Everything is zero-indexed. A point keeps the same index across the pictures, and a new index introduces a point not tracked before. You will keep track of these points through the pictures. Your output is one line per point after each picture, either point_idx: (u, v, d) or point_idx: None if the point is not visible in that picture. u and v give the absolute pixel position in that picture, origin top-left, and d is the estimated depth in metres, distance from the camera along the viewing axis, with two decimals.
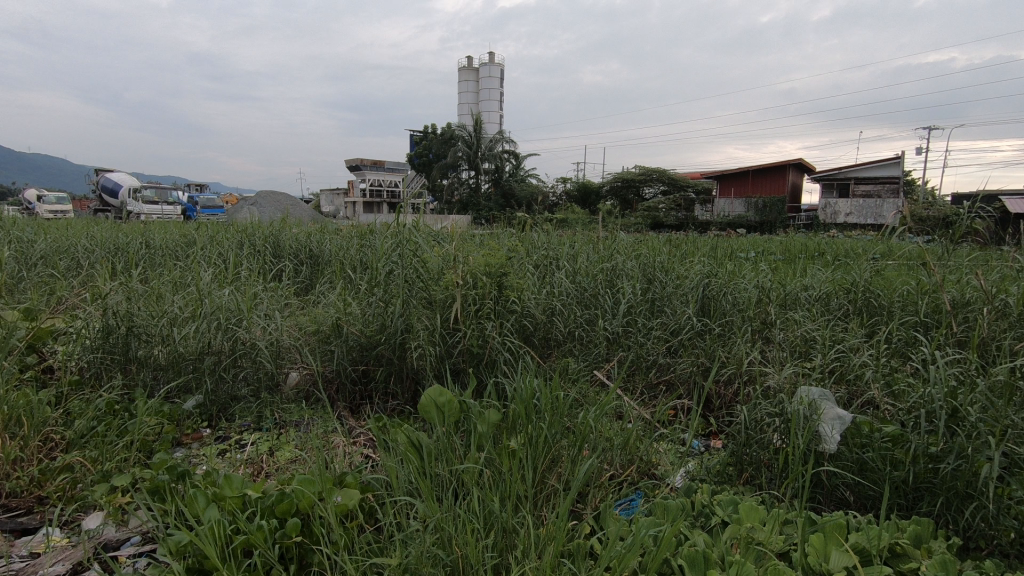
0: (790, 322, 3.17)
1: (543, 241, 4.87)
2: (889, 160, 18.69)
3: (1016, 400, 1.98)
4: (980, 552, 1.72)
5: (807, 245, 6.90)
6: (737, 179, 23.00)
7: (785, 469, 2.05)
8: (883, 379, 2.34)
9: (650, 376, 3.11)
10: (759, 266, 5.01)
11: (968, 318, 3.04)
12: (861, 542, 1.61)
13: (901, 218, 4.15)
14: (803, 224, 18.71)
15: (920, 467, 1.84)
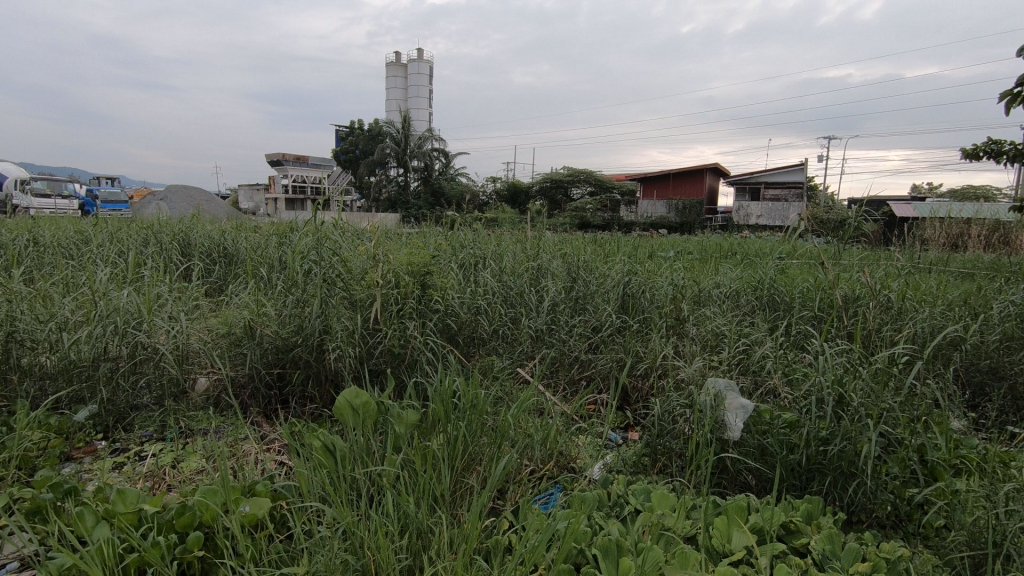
0: (701, 318, 3.34)
1: (470, 240, 4.87)
2: (794, 166, 20.14)
3: (892, 384, 2.19)
4: (861, 525, 1.89)
5: (722, 245, 7.32)
6: (659, 182, 24.05)
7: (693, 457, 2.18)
8: (782, 369, 2.51)
9: (572, 372, 3.18)
10: (675, 265, 5.25)
11: (856, 312, 3.33)
12: (760, 522, 1.73)
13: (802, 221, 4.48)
14: (719, 225, 19.77)
15: (812, 450, 2.00)
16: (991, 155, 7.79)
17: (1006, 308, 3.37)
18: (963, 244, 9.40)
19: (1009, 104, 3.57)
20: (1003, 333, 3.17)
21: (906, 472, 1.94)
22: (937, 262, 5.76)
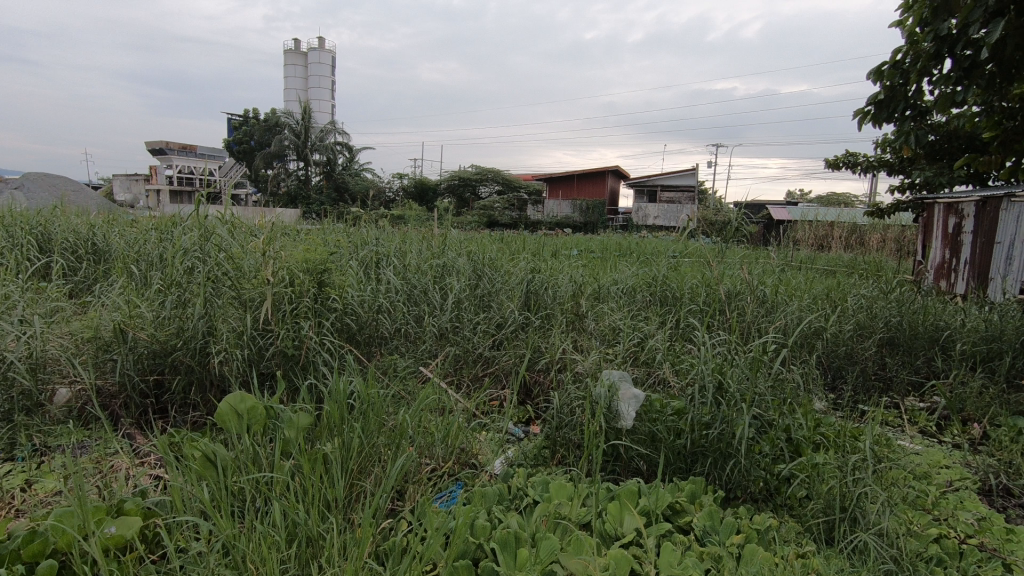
0: (599, 313, 3.47)
1: (372, 236, 4.74)
2: (687, 171, 21.54)
3: (763, 371, 2.40)
4: (737, 500, 2.05)
5: (621, 244, 7.67)
6: (564, 183, 24.78)
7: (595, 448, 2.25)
8: (671, 360, 2.67)
9: (475, 369, 3.18)
10: (577, 263, 5.43)
11: (737, 306, 3.62)
12: (648, 504, 1.83)
13: (690, 221, 4.80)
14: (620, 225, 20.68)
15: (695, 434, 2.14)
16: (849, 166, 8.79)
17: (859, 301, 3.81)
18: (827, 245, 10.52)
19: (860, 121, 4.05)
20: (856, 323, 3.58)
21: (775, 450, 2.14)
22: (805, 261, 6.40)
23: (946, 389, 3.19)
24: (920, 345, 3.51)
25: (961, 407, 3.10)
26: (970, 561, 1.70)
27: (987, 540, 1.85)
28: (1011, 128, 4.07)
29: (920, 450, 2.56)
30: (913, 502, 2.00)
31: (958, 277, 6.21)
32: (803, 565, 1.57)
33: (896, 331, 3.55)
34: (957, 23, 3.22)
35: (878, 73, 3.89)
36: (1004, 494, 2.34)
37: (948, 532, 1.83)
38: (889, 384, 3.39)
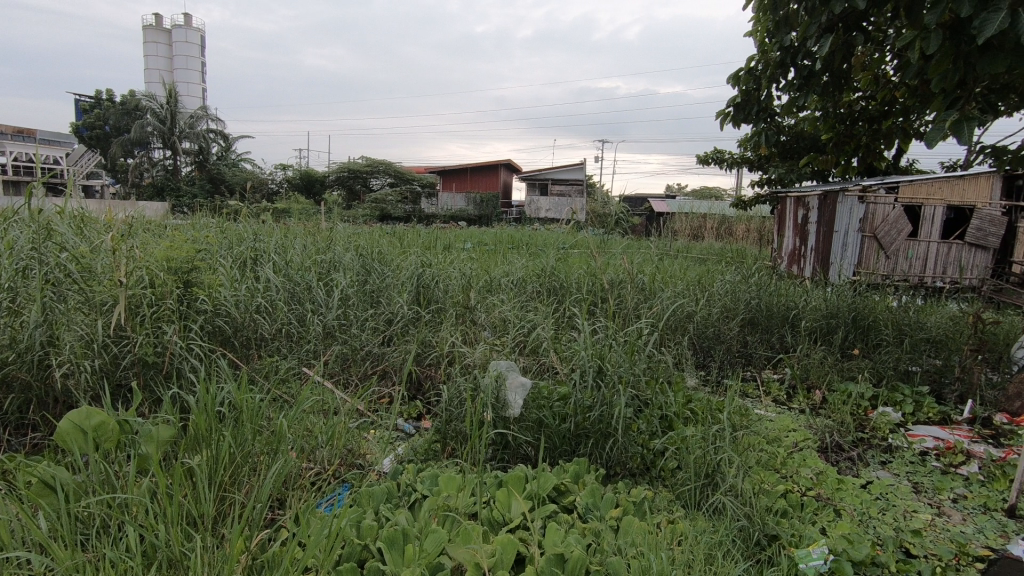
0: (488, 305, 3.51)
1: (250, 231, 4.44)
2: (575, 165, 22.36)
3: (639, 354, 2.57)
4: (617, 476, 2.19)
5: (514, 237, 7.81)
6: (458, 176, 24.72)
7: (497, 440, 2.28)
8: (557, 348, 2.78)
9: (364, 366, 3.08)
10: (469, 256, 5.46)
11: (618, 293, 3.84)
12: (534, 488, 1.89)
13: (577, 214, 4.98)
14: (513, 218, 21.02)
15: (579, 417, 2.24)
16: (716, 163, 9.59)
17: (724, 286, 4.19)
18: (700, 235, 11.44)
19: (722, 122, 4.43)
20: (722, 306, 3.93)
21: (650, 426, 2.30)
22: (680, 250, 6.91)
23: (795, 361, 3.60)
24: (774, 323, 3.93)
25: (806, 376, 3.52)
26: (809, 510, 1.95)
27: (823, 491, 2.13)
28: (842, 131, 4.61)
29: (773, 417, 2.88)
30: (765, 464, 2.25)
31: (806, 261, 7.02)
32: (672, 529, 1.71)
33: (755, 312, 3.95)
34: (796, 36, 3.63)
35: (735, 78, 4.28)
36: (837, 449, 2.71)
37: (792, 487, 2.08)
38: (750, 360, 3.77)
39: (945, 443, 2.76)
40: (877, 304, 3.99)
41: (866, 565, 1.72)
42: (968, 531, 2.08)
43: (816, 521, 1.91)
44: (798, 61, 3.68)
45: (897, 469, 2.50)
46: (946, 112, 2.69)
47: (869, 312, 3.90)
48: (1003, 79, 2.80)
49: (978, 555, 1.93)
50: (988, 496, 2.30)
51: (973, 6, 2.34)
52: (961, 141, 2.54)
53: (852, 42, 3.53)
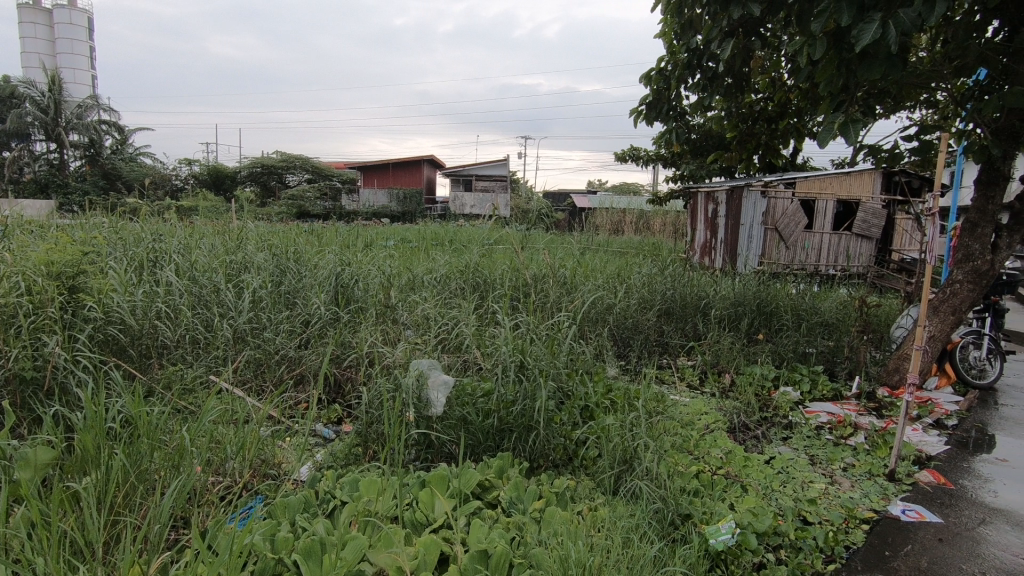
0: (410, 303, 3.44)
1: (149, 231, 4.11)
2: (498, 161, 22.43)
3: (559, 347, 2.62)
4: (540, 468, 2.22)
5: (438, 233, 7.72)
6: (380, 172, 24.13)
7: (418, 441, 2.24)
8: (479, 344, 2.78)
9: (279, 372, 2.93)
10: (392, 253, 5.34)
11: (540, 288, 3.89)
12: (458, 486, 1.88)
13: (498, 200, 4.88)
14: (438, 214, 20.81)
15: (502, 412, 2.25)
16: (633, 159, 9.94)
17: (641, 278, 4.35)
18: (620, 229, 11.83)
19: (636, 120, 4.59)
20: (640, 297, 4.08)
21: (571, 417, 2.36)
22: (601, 244, 7.11)
23: (707, 347, 3.81)
24: (688, 312, 4.13)
25: (717, 361, 3.73)
26: (718, 488, 2.07)
27: (731, 469, 2.26)
28: (745, 130, 4.91)
29: (687, 401, 3.03)
30: (679, 446, 2.36)
31: (716, 253, 7.43)
32: (592, 516, 1.76)
33: (670, 302, 4.13)
34: (701, 39, 3.82)
35: (647, 78, 4.44)
36: (744, 429, 2.89)
37: (703, 466, 2.20)
38: (666, 348, 3.94)
39: (836, 417, 3.02)
40: (777, 292, 4.29)
41: (769, 535, 1.85)
42: (856, 496, 2.29)
43: (725, 497, 2.03)
44: (702, 63, 3.88)
45: (796, 443, 2.71)
46: (832, 115, 2.93)
47: (771, 299, 4.18)
48: (878, 85, 3.09)
49: (864, 517, 2.13)
50: (872, 462, 2.54)
51: (851, 16, 2.56)
52: (845, 141, 2.78)
53: (751, 47, 3.76)
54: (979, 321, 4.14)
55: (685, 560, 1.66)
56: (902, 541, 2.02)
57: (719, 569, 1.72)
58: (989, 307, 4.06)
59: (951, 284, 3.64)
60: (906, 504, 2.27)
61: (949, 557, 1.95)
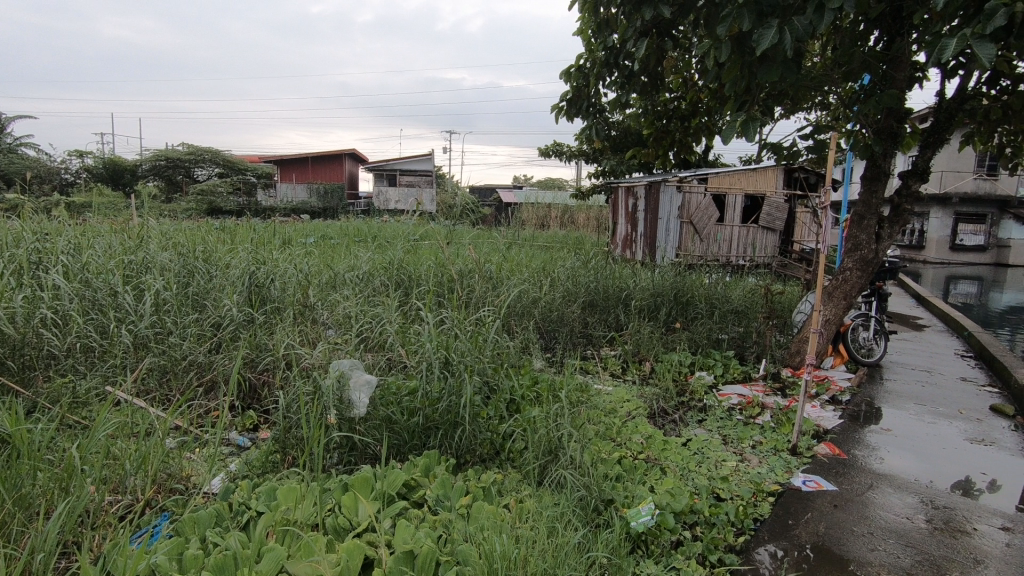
0: (330, 302, 3.32)
1: (33, 229, 3.72)
2: (423, 156, 22.11)
3: (483, 342, 2.62)
4: (467, 463, 2.21)
5: (361, 229, 7.52)
6: (298, 166, 23.14)
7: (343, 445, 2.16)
8: (402, 343, 2.73)
9: (187, 380, 2.72)
10: (312, 251, 5.14)
11: (467, 284, 3.88)
12: (382, 487, 1.83)
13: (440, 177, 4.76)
14: (362, 210, 20.25)
15: (427, 410, 2.23)
16: (557, 155, 10.11)
17: (565, 272, 4.43)
18: (546, 224, 12.02)
19: (557, 116, 4.66)
20: (564, 291, 4.15)
21: (497, 411, 2.37)
22: (527, 238, 7.19)
23: (628, 337, 3.94)
24: (610, 304, 4.25)
25: (638, 350, 3.87)
26: (639, 472, 2.15)
27: (651, 453, 2.36)
28: (660, 127, 5.10)
29: (610, 390, 3.12)
30: (602, 434, 2.43)
31: (637, 246, 7.71)
32: (518, 508, 1.77)
33: (593, 295, 4.24)
34: (617, 37, 3.93)
35: (567, 75, 4.52)
36: (663, 414, 3.02)
37: (625, 452, 2.28)
38: (591, 339, 4.04)
39: (745, 398, 3.22)
40: (692, 282, 4.51)
41: (686, 514, 1.94)
42: (763, 470, 2.45)
43: (645, 481, 2.11)
44: (619, 61, 3.99)
45: (710, 425, 2.86)
46: (737, 114, 3.10)
47: (687, 290, 4.39)
48: (776, 87, 3.31)
49: (770, 490, 2.29)
50: (777, 439, 2.73)
51: (752, 20, 2.71)
52: (748, 139, 2.95)
53: (664, 47, 3.91)
54: (867, 305, 4.55)
55: (608, 544, 1.71)
56: (802, 510, 2.19)
57: (640, 550, 1.79)
58: (875, 292, 4.47)
59: (843, 271, 3.97)
60: (806, 475, 2.46)
61: (843, 521, 2.13)
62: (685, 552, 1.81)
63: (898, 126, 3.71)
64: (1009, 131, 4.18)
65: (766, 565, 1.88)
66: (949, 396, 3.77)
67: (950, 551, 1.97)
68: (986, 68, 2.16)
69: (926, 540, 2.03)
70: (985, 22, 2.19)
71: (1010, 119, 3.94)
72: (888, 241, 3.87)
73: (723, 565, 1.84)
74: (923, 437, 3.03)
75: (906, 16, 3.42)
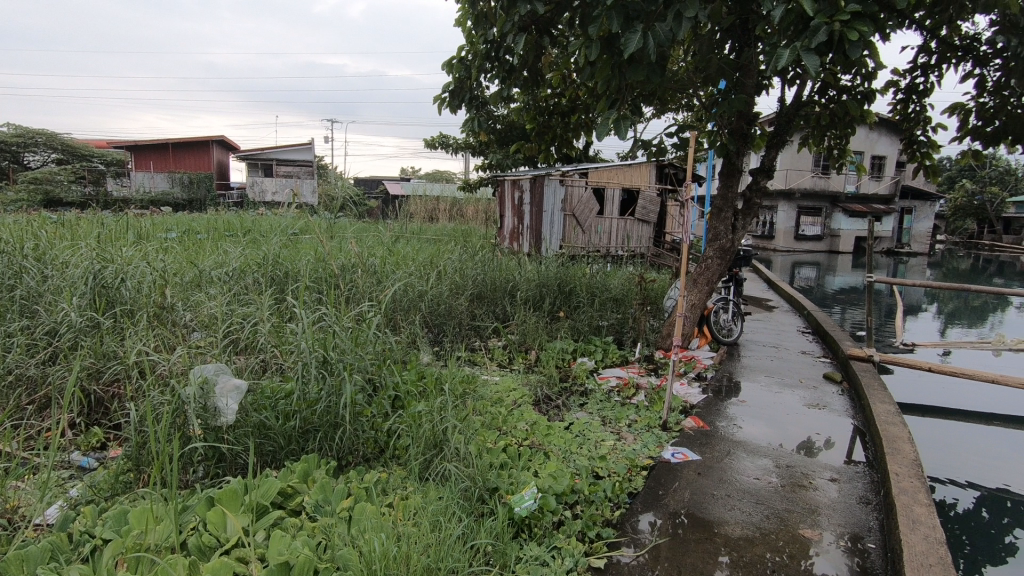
0: (193, 303, 3.02)
1: None
2: (302, 145, 20.90)
3: (364, 339, 2.53)
4: (350, 464, 2.13)
5: (232, 222, 6.95)
6: (156, 153, 20.84)
7: (209, 456, 1.98)
8: (276, 343, 2.56)
9: (13, 399, 2.35)
10: (172, 246, 4.65)
11: (348, 279, 3.72)
12: (254, 499, 1.70)
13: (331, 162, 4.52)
14: (234, 202, 18.71)
15: (305, 412, 2.11)
16: (443, 147, 10.03)
17: (452, 265, 4.40)
18: (434, 217, 11.88)
19: (440, 107, 4.61)
20: (451, 283, 4.12)
21: (381, 408, 2.31)
22: (414, 231, 7.07)
23: (514, 328, 4.01)
24: (497, 295, 4.30)
25: (524, 340, 3.96)
26: (523, 458, 2.20)
27: (535, 439, 2.42)
28: (542, 122, 5.24)
29: (497, 380, 3.16)
30: (487, 424, 2.46)
31: (523, 238, 7.87)
32: (403, 506, 1.74)
33: (481, 287, 4.26)
34: (496, 31, 3.96)
35: (448, 66, 4.48)
36: (547, 400, 3.12)
37: (510, 440, 2.32)
38: (478, 331, 4.06)
39: (622, 381, 3.43)
40: (575, 273, 4.69)
41: (567, 494, 2.03)
42: (637, 447, 2.62)
43: (529, 466, 2.17)
44: (499, 55, 4.03)
45: (591, 408, 3.01)
46: (609, 112, 3.27)
47: (570, 280, 4.56)
48: (644, 88, 3.53)
49: (643, 464, 2.46)
50: (650, 417, 2.94)
51: (620, 23, 2.86)
52: (620, 136, 3.12)
53: (542, 44, 4.01)
54: (726, 290, 5.02)
55: (492, 531, 1.74)
56: (671, 480, 2.38)
57: (524, 534, 1.85)
58: (732, 278, 4.94)
59: (705, 260, 4.33)
60: (675, 448, 2.67)
61: (706, 486, 2.34)
62: (567, 531, 1.89)
63: (748, 128, 4.12)
64: (835, 135, 4.80)
65: (640, 532, 2.02)
66: (792, 368, 4.28)
67: (791, 503, 2.24)
68: (813, 78, 2.46)
69: (773, 496, 2.29)
70: (811, 37, 2.51)
71: (837, 124, 4.52)
72: (742, 231, 4.29)
73: (600, 539, 1.95)
74: (772, 405, 3.41)
75: (752, 29, 3.80)
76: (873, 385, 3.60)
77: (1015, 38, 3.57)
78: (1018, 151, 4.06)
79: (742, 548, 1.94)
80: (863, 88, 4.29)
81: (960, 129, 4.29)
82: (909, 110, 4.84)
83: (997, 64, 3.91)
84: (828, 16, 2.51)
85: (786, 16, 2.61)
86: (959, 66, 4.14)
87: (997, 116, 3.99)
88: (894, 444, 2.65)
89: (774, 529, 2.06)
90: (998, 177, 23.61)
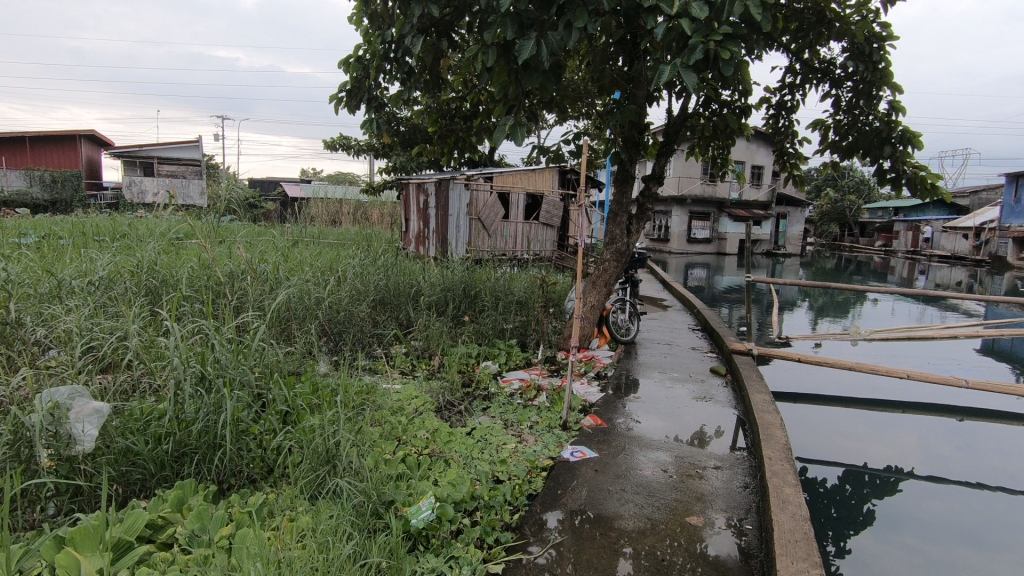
0: (46, 317, 2.66)
1: None
2: (189, 143, 19.38)
3: (247, 350, 2.35)
4: (232, 488, 1.98)
5: (103, 225, 6.26)
6: (9, 147, 18.34)
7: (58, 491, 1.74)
8: (148, 360, 2.32)
9: None
10: (24, 253, 4.09)
11: (236, 287, 3.46)
12: (116, 535, 1.51)
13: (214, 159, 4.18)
14: (108, 203, 16.92)
15: (179, 434, 1.93)
16: (344, 148, 9.69)
17: (353, 269, 4.23)
18: (338, 221, 11.42)
19: (337, 106, 4.43)
20: (353, 289, 3.96)
21: (270, 424, 2.17)
22: (313, 234, 6.75)
23: (418, 334, 3.94)
24: (399, 300, 4.20)
25: (427, 346, 3.90)
26: (422, 467, 2.15)
27: (436, 447, 2.38)
28: (445, 125, 5.20)
29: (399, 388, 3.08)
30: (385, 435, 2.38)
31: (428, 242, 7.76)
32: (289, 528, 1.65)
33: (383, 292, 4.14)
34: (395, 31, 3.86)
35: (346, 64, 4.31)
36: (449, 406, 3.09)
37: (408, 449, 2.27)
38: (380, 338, 3.94)
39: (525, 383, 3.47)
40: (479, 276, 4.69)
41: (466, 501, 2.01)
42: (538, 448, 2.66)
43: (429, 474, 2.13)
44: (397, 56, 3.94)
45: (493, 412, 3.02)
46: (508, 117, 3.29)
47: (474, 283, 4.55)
48: (542, 95, 3.60)
49: (543, 465, 2.50)
50: (550, 417, 3.00)
51: (516, 29, 2.89)
52: (519, 142, 3.16)
53: (441, 47, 3.96)
54: (622, 291, 5.25)
55: (385, 547, 1.69)
56: (570, 478, 2.44)
57: (420, 546, 1.81)
58: (628, 279, 5.17)
59: (602, 262, 4.49)
60: (574, 447, 2.74)
61: (602, 483, 2.42)
62: (464, 539, 1.88)
63: (640, 137, 4.32)
64: (718, 145, 5.17)
65: (542, 532, 2.05)
66: (682, 363, 4.55)
67: (679, 493, 2.37)
68: (692, 93, 2.62)
69: (663, 488, 2.41)
70: (689, 54, 2.67)
71: (719, 135, 4.87)
72: (636, 235, 4.50)
73: (499, 544, 1.95)
74: (664, 399, 3.60)
75: (642, 43, 3.99)
76: (751, 376, 3.90)
77: (863, 64, 4.03)
78: (867, 163, 4.57)
79: (637, 540, 2.02)
80: (741, 103, 4.65)
81: (821, 143, 4.77)
82: (779, 125, 5.30)
83: (848, 86, 4.39)
84: (704, 35, 2.69)
85: (668, 33, 2.77)
86: (819, 87, 4.60)
87: (850, 132, 4.48)
88: (768, 430, 2.88)
89: (665, 519, 2.16)
90: (853, 187, 26.75)
